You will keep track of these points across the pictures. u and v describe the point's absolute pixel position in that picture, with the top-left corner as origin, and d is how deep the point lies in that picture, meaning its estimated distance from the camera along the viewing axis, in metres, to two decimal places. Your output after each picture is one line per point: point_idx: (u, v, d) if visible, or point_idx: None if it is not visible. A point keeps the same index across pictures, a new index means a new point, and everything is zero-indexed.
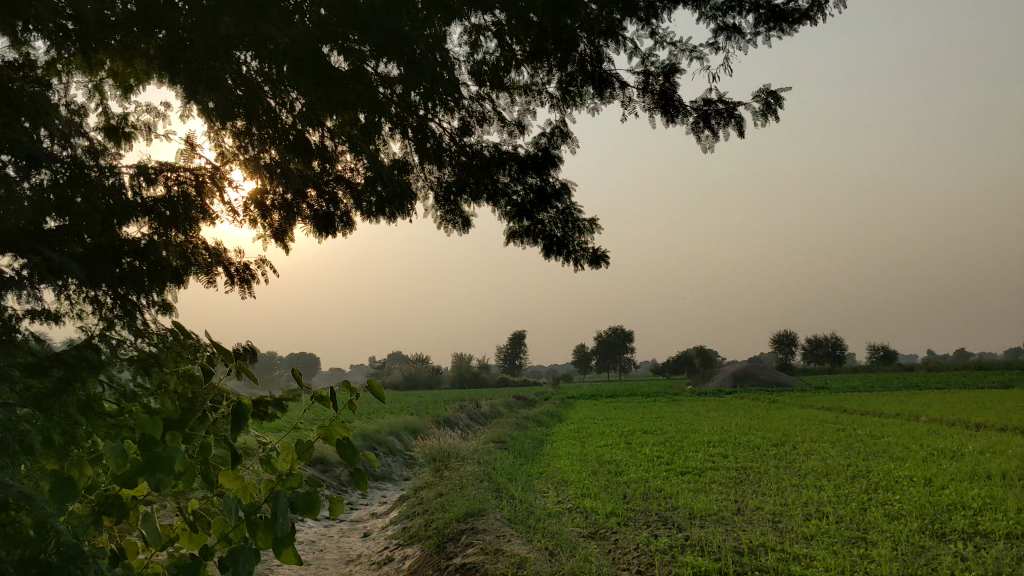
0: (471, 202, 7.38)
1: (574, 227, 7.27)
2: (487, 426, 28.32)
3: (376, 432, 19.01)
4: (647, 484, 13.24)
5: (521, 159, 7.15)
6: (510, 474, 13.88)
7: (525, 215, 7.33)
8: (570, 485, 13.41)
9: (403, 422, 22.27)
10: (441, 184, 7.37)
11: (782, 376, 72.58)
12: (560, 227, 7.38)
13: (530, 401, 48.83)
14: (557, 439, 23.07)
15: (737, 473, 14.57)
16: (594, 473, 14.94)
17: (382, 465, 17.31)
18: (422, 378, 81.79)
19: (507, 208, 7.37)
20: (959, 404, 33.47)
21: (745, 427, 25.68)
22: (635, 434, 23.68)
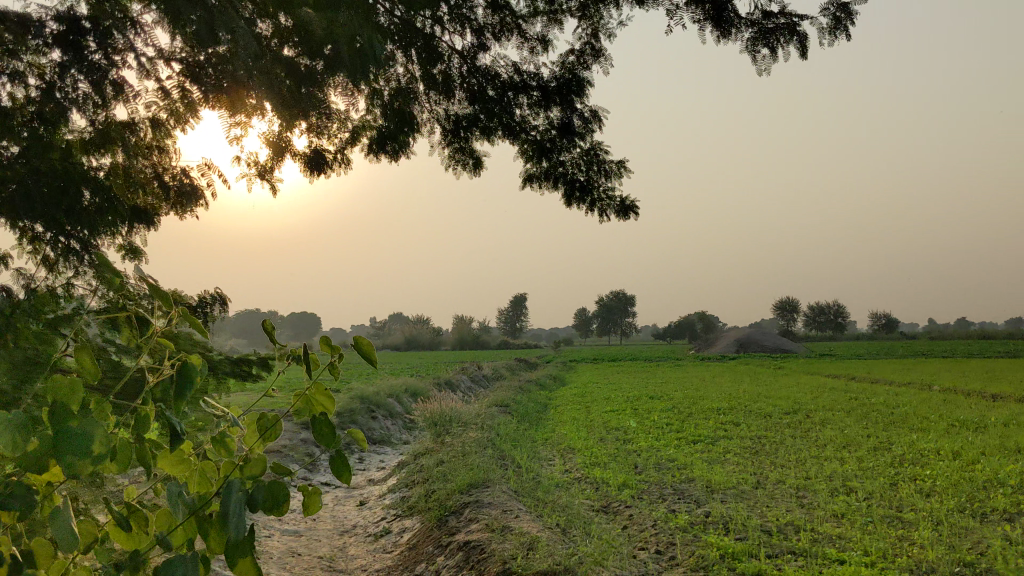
0: (483, 137, 6.73)
1: (598, 170, 6.60)
2: (489, 389, 27.74)
3: (375, 394, 18.40)
4: (659, 454, 12.61)
5: (542, 88, 6.48)
6: (515, 440, 13.25)
7: (544, 155, 6.67)
8: (578, 453, 12.79)
9: (403, 383, 21.64)
10: (450, 117, 6.71)
11: (786, 344, 71.99)
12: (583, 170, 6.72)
13: (532, 365, 48.29)
14: (562, 403, 22.46)
15: (752, 443, 13.93)
16: (602, 440, 14.31)
17: (381, 428, 16.71)
18: (422, 339, 81.33)
19: (525, 147, 6.71)
20: (970, 374, 32.86)
21: (754, 394, 25.05)
22: (641, 400, 23.06)
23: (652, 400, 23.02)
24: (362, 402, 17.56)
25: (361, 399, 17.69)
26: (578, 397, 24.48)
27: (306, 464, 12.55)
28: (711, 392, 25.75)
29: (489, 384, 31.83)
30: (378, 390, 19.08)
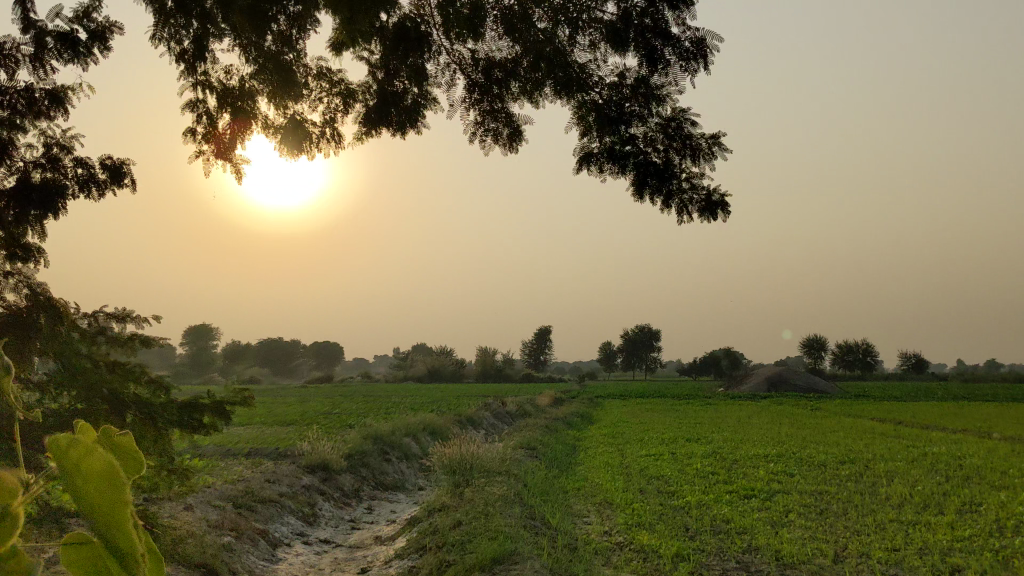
0: (525, 94, 6.28)
1: (677, 143, 5.87)
2: (515, 427, 26.04)
3: (389, 432, 16.81)
4: (711, 512, 10.93)
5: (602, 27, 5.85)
6: (545, 493, 11.60)
7: (613, 122, 6.00)
8: (618, 510, 11.12)
9: (421, 420, 20.03)
10: (488, 59, 6.14)
11: (819, 383, 69.54)
12: (660, 146, 5.98)
13: (557, 401, 46.31)
14: (592, 445, 20.70)
15: (817, 501, 12.19)
16: (642, 493, 12.61)
17: (394, 472, 15.12)
18: (445, 372, 79.59)
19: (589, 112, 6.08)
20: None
21: (800, 438, 23.21)
22: (678, 443, 21.28)
23: (690, 443, 21.23)
24: (375, 442, 15.96)
25: (373, 438, 16.10)
26: (609, 438, 22.74)
27: (305, 517, 10.97)
28: (753, 436, 23.92)
29: (512, 421, 30.12)
30: (392, 427, 17.48)
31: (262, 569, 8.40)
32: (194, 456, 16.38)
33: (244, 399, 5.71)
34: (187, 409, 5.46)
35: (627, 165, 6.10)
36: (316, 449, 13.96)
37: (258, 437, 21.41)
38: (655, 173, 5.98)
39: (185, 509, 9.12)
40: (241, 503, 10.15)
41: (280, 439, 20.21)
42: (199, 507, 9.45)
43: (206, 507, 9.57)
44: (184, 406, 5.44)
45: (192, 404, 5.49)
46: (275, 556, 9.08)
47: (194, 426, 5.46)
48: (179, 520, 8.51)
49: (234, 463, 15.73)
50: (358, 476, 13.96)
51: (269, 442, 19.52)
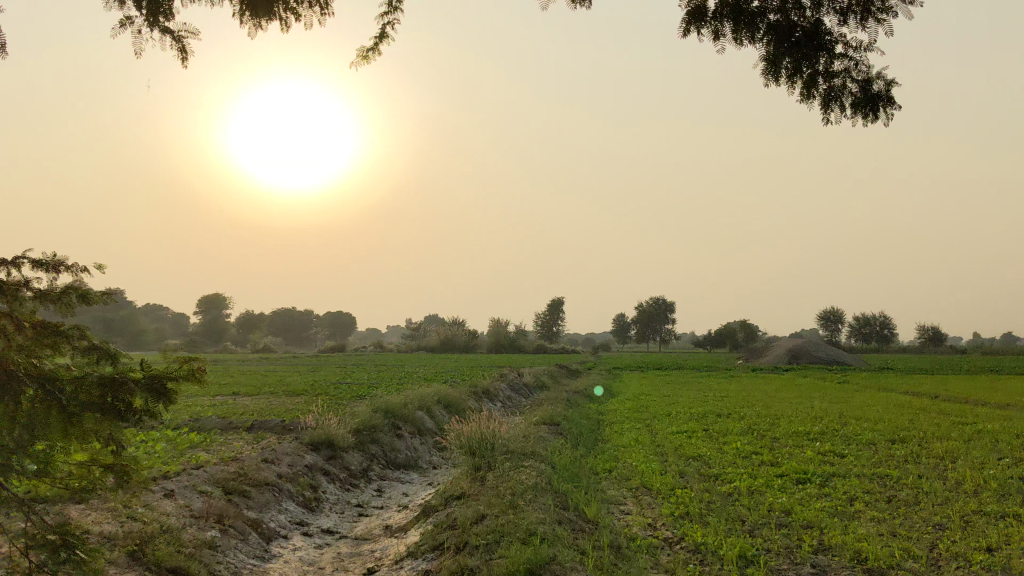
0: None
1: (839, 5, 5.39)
2: (533, 400, 24.79)
3: (401, 405, 15.57)
4: (766, 501, 9.67)
5: None
6: (576, 477, 10.35)
7: None
8: (660, 498, 9.87)
9: (434, 392, 18.76)
10: None
11: (840, 355, 67.96)
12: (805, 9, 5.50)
13: (575, 372, 44.94)
14: (617, 420, 19.41)
15: (880, 487, 10.89)
16: (682, 477, 11.36)
17: (406, 449, 13.90)
18: (459, 343, 78.37)
19: None
20: None
21: (836, 415, 21.91)
22: (708, 418, 20.03)
23: (720, 419, 19.98)
24: (385, 416, 14.71)
25: (384, 411, 14.86)
26: (633, 412, 21.46)
27: (306, 504, 9.74)
28: (786, 411, 22.58)
29: (529, 394, 28.85)
30: (404, 400, 16.22)
31: (250, 570, 7.18)
32: (190, 431, 15.18)
33: (192, 374, 4.58)
34: (114, 386, 4.26)
35: (762, 31, 5.62)
36: (321, 424, 12.70)
37: (261, 409, 20.20)
38: (801, 41, 5.55)
39: (165, 497, 7.90)
40: (232, 487, 8.91)
41: (284, 411, 19.00)
42: (181, 492, 8.24)
43: (191, 493, 8.35)
44: (109, 382, 4.24)
45: (122, 380, 4.32)
46: (268, 553, 7.86)
47: (122, 408, 4.23)
48: (155, 512, 7.29)
49: (233, 437, 14.54)
50: (367, 454, 12.73)
51: (273, 414, 18.33)
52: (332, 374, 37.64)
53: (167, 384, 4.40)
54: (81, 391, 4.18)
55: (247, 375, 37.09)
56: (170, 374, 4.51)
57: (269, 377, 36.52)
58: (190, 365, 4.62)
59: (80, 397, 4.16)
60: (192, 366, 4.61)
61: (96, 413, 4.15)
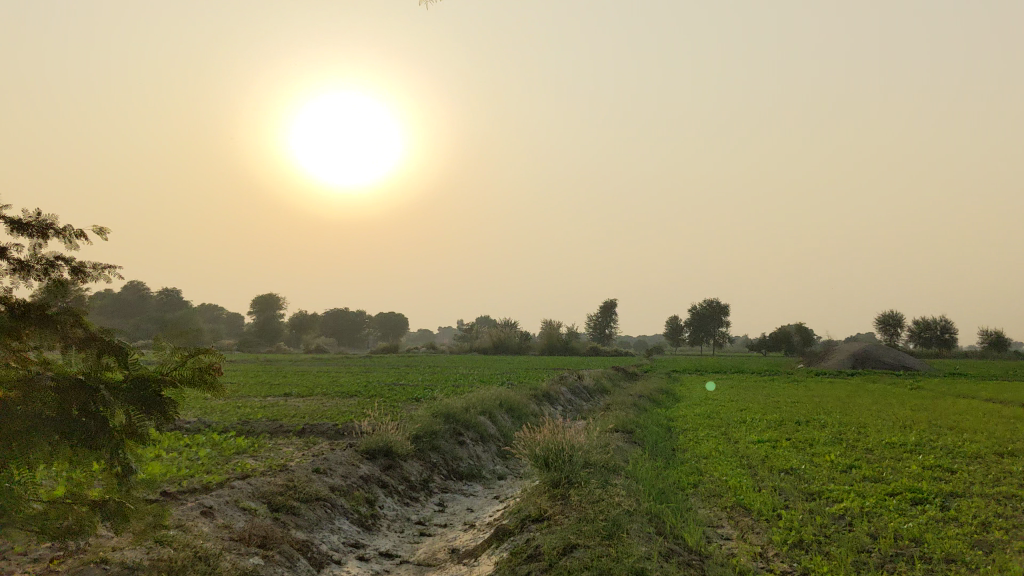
0: None
1: None
2: (594, 405, 23.63)
3: (462, 409, 14.52)
4: (888, 526, 8.37)
5: None
6: (662, 493, 9.15)
7: None
8: (763, 522, 8.63)
9: (495, 394, 17.67)
10: None
11: (906, 361, 65.65)
12: None
13: (633, 376, 43.65)
14: (690, 427, 18.16)
15: (1011, 509, 9.50)
16: (782, 496, 10.08)
17: (469, 458, 12.82)
18: (510, 344, 77.47)
19: None
20: None
21: (927, 423, 20.27)
22: (789, 426, 18.59)
23: (802, 427, 18.54)
24: (445, 421, 13.64)
25: (443, 416, 13.77)
26: (705, 419, 20.10)
27: (362, 521, 8.70)
28: (870, 419, 20.98)
29: (590, 398, 27.55)
30: (464, 403, 15.13)
31: None
32: (238, 436, 14.31)
33: (197, 376, 4.47)
34: (86, 395, 4.11)
35: None
36: (378, 430, 11.63)
37: (315, 410, 19.31)
38: None
39: (202, 516, 6.94)
40: (280, 503, 7.90)
41: (337, 414, 18.04)
42: (222, 509, 7.26)
43: (232, 510, 7.36)
44: (81, 391, 4.10)
45: (98, 387, 4.18)
46: None
47: (92, 424, 4.07)
48: (189, 535, 6.34)
49: (284, 442, 13.61)
50: (427, 464, 11.65)
51: (326, 417, 17.39)
52: (386, 375, 36.70)
53: (161, 396, 4.30)
54: (45, 397, 4.00)
55: (299, 376, 36.35)
56: (173, 378, 4.40)
57: (321, 377, 35.70)
58: (201, 360, 4.46)
59: (40, 404, 3.99)
60: (200, 363, 4.46)
61: (57, 427, 3.97)
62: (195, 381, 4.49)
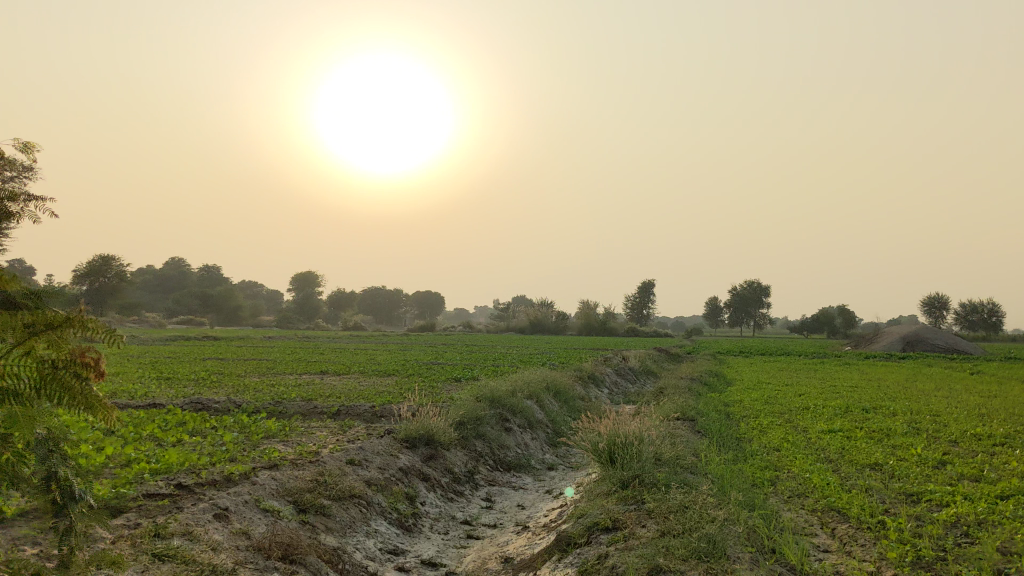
0: None
1: None
2: (641, 389, 22.45)
3: (508, 393, 13.41)
4: (1015, 539, 7.13)
5: None
6: (744, 493, 7.99)
7: None
8: (867, 531, 7.43)
9: (541, 376, 16.54)
10: None
11: (959, 343, 63.58)
12: None
13: (679, 358, 42.38)
14: (750, 413, 16.93)
15: None
16: (876, 497, 8.87)
17: (516, 447, 11.73)
18: (547, 323, 76.44)
19: None
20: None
21: (1004, 412, 18.79)
22: (857, 414, 17.25)
23: (870, 415, 17.22)
24: (490, 406, 12.53)
25: (488, 401, 12.66)
26: (764, 404, 18.82)
27: (401, 522, 7.62)
28: (941, 407, 19.52)
29: (637, 381, 26.33)
30: (511, 386, 14.01)
31: None
32: (269, 418, 13.32)
33: (65, 370, 3.84)
34: None
35: None
36: (418, 415, 10.53)
37: (350, 391, 18.34)
38: None
39: (215, 519, 5.89)
40: (308, 502, 6.85)
41: (374, 395, 17.00)
42: (238, 512, 6.21)
43: (251, 512, 6.31)
44: None
45: None
46: None
47: None
48: (196, 546, 5.30)
49: (317, 426, 12.60)
50: (472, 454, 10.57)
51: (363, 399, 16.33)
52: (423, 354, 35.60)
53: None
54: None
55: (335, 353, 35.45)
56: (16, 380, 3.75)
57: (358, 354, 34.86)
58: (72, 354, 3.90)
59: None
60: (70, 357, 3.89)
61: None
62: (57, 388, 3.81)
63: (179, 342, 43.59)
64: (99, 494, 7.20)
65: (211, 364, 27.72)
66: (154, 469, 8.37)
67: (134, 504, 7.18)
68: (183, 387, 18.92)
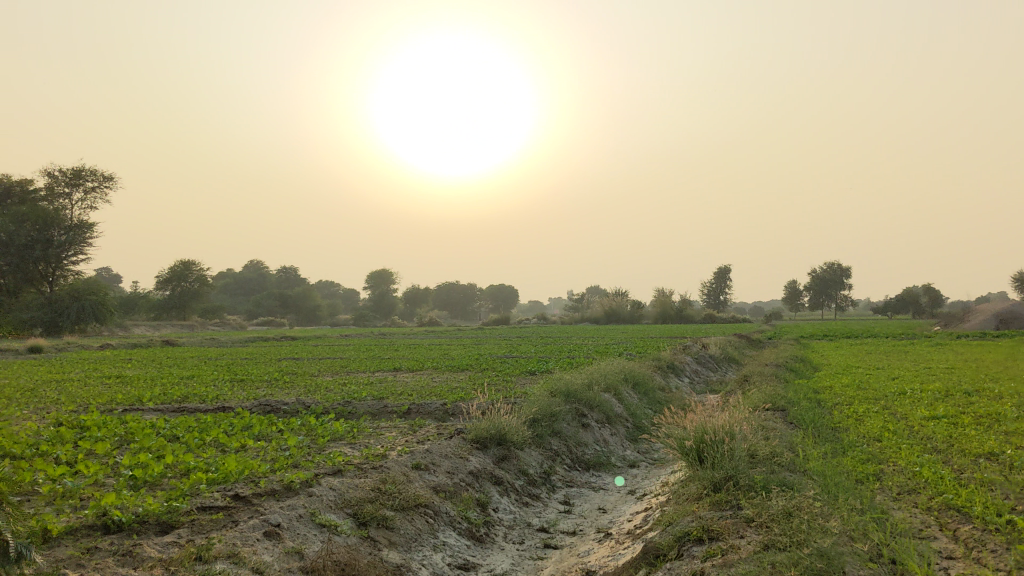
0: None
1: None
2: (724, 377, 21.53)
3: (584, 386, 12.73)
4: None
5: None
6: (850, 493, 7.17)
7: None
8: (996, 533, 6.54)
9: (619, 367, 15.82)
10: None
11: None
12: None
13: (761, 343, 41.07)
14: (842, 400, 15.92)
15: None
16: (998, 491, 7.94)
17: (595, 444, 11.05)
18: (622, 312, 75.38)
19: None
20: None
21: None
22: (960, 398, 16.09)
23: (974, 399, 16.04)
24: (565, 401, 11.86)
25: (563, 395, 12.00)
26: (857, 390, 17.74)
27: (472, 532, 7.02)
28: None
29: (718, 369, 25.36)
30: (587, 379, 13.32)
31: None
32: (337, 419, 12.90)
33: None
34: None
35: None
36: (489, 414, 9.92)
37: (422, 388, 17.88)
38: None
39: (265, 538, 5.35)
40: (368, 514, 6.29)
41: (447, 391, 16.49)
42: (292, 528, 5.67)
43: (306, 528, 5.77)
44: None
45: None
46: None
47: None
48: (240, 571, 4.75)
49: (387, 426, 12.11)
50: (548, 453, 9.93)
51: (435, 396, 15.84)
52: (497, 347, 35.06)
53: None
54: None
55: (410, 350, 35.16)
56: None
57: (432, 349, 34.53)
58: None
59: None
60: None
61: None
62: None
63: (257, 343, 43.87)
64: (151, 507, 6.77)
65: (285, 364, 27.63)
66: (211, 478, 7.93)
67: (187, 518, 6.76)
68: (255, 389, 18.67)
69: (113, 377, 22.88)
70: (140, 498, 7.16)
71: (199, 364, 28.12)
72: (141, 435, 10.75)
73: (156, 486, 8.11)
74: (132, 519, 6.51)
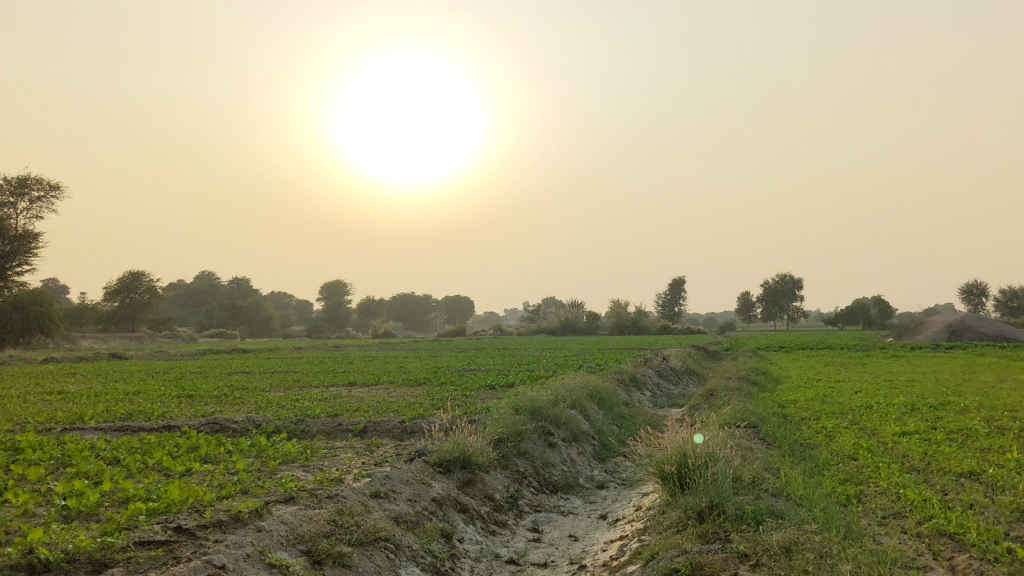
0: None
1: None
2: (687, 390, 21.21)
3: (549, 402, 12.24)
4: None
5: None
6: (839, 520, 6.75)
7: None
8: (995, 563, 6.15)
9: (583, 382, 15.37)
10: None
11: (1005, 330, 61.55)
12: None
13: (720, 355, 40.95)
14: (810, 414, 15.62)
15: None
16: (987, 514, 7.57)
17: (562, 464, 10.55)
18: (579, 323, 75.23)
19: None
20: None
21: None
22: (927, 413, 15.87)
23: (941, 413, 15.83)
24: (530, 419, 11.35)
25: (528, 413, 11.48)
26: (823, 404, 17.48)
27: (437, 568, 6.48)
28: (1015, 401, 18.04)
29: (679, 381, 25.04)
30: (552, 395, 12.83)
31: None
32: (290, 439, 12.27)
33: None
34: None
35: None
36: (452, 434, 9.38)
37: (380, 404, 17.30)
38: None
39: None
40: (325, 551, 5.71)
41: (406, 408, 15.89)
42: (240, 568, 5.07)
43: (255, 569, 5.16)
44: None
45: None
46: None
47: None
48: None
49: (342, 447, 11.51)
50: (514, 475, 9.40)
51: (393, 412, 15.24)
52: (456, 360, 34.54)
53: None
54: None
55: (365, 363, 34.49)
56: None
57: (389, 362, 33.92)
58: None
59: None
60: None
61: None
62: None
63: (208, 355, 42.82)
64: (82, 543, 6.11)
65: (237, 378, 26.84)
66: (152, 509, 7.29)
67: (123, 556, 6.11)
68: (204, 406, 17.91)
69: (55, 392, 21.91)
70: (71, 532, 6.50)
71: (147, 378, 27.23)
72: (79, 458, 10.04)
73: (91, 517, 7.44)
74: (61, 557, 5.84)
